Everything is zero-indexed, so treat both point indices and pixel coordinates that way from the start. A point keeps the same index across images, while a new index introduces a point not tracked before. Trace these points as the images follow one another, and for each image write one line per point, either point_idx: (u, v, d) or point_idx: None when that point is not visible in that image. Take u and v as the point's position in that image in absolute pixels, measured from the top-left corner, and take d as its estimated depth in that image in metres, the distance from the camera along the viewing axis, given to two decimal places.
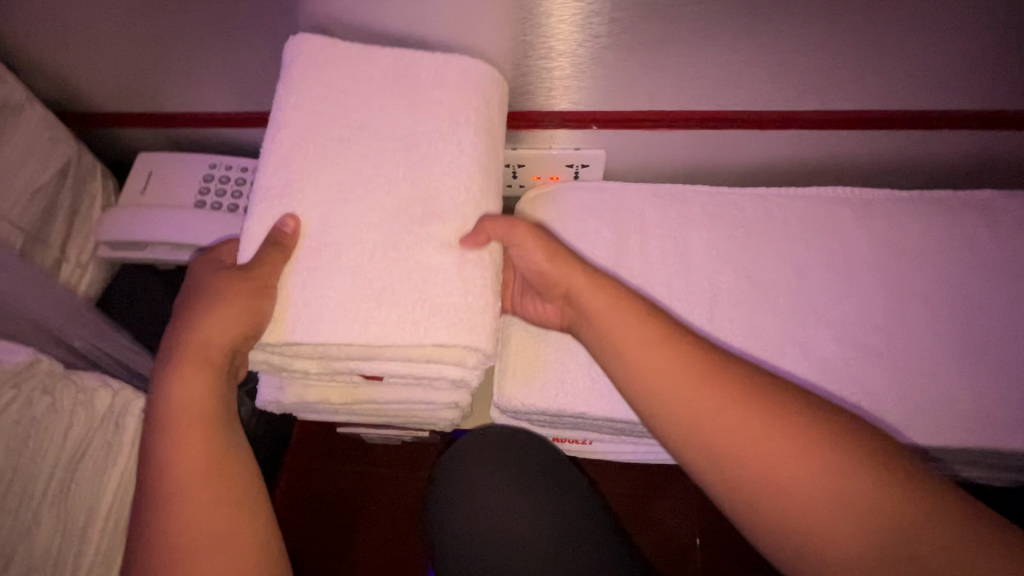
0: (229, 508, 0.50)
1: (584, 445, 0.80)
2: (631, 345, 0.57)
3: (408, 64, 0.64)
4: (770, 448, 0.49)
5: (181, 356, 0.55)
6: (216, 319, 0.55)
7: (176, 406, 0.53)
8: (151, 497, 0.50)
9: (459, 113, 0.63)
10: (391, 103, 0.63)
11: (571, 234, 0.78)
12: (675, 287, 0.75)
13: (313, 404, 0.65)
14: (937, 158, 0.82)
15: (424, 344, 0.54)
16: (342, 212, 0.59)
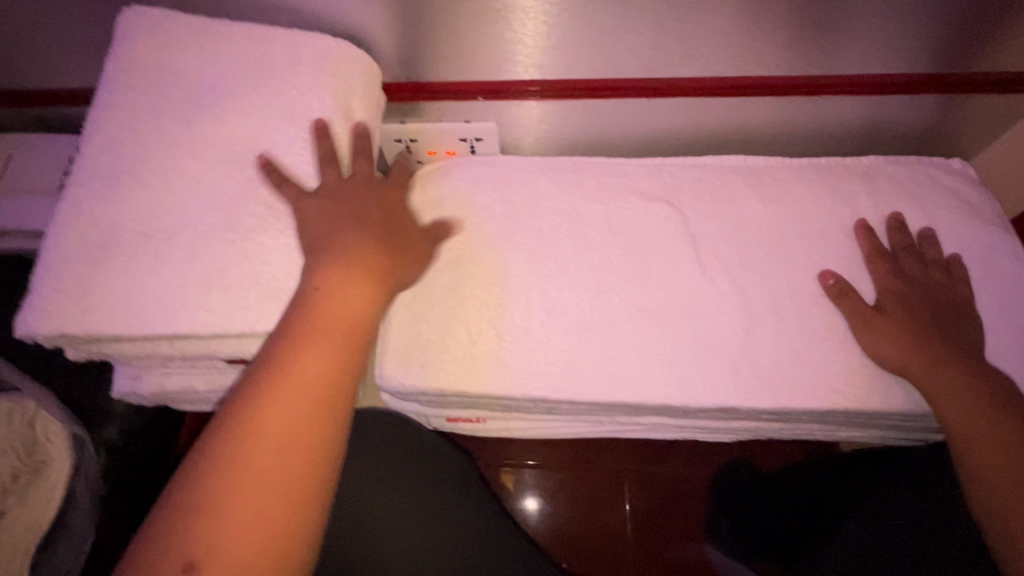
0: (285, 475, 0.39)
1: (478, 422, 0.73)
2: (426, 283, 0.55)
3: (257, 39, 0.60)
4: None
5: (290, 337, 0.45)
6: (326, 321, 0.46)
7: (269, 418, 0.40)
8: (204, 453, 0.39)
9: (309, 93, 0.59)
10: (232, 78, 0.59)
11: (458, 207, 0.72)
12: (565, 262, 0.68)
13: (179, 395, 0.61)
14: (833, 128, 0.81)
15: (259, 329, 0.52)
16: (178, 195, 0.55)
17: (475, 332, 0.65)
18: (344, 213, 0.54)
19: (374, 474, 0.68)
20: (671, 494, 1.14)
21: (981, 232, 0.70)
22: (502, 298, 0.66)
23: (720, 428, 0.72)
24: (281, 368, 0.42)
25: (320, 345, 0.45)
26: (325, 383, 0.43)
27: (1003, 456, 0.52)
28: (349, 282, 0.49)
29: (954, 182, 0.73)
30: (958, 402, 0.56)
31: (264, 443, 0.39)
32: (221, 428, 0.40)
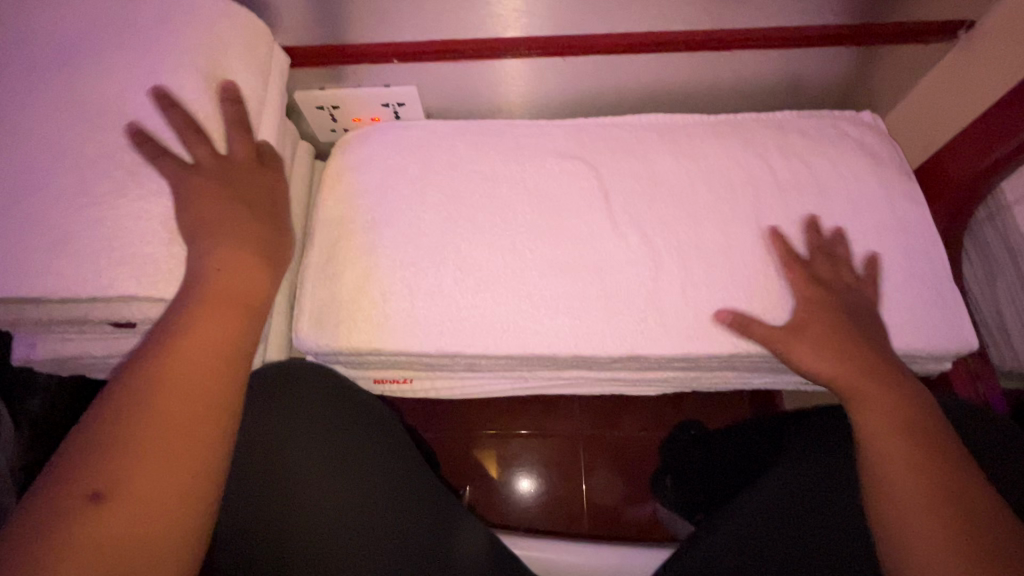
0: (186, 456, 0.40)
1: (405, 384, 0.75)
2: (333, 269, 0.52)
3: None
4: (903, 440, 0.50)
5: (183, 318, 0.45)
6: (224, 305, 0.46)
7: (168, 397, 0.40)
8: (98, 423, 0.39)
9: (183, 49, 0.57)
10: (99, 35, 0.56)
11: (376, 171, 0.73)
12: (479, 220, 0.70)
13: (79, 359, 0.61)
14: (750, 86, 0.82)
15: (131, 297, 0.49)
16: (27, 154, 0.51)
17: (390, 291, 0.65)
18: (237, 208, 0.52)
19: (304, 439, 0.65)
20: (623, 456, 1.17)
21: (882, 179, 0.72)
22: (416, 257, 0.67)
23: (639, 379, 0.74)
24: (176, 342, 0.43)
25: (215, 324, 0.45)
26: (225, 357, 0.44)
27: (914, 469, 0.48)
28: (239, 276, 0.48)
29: (861, 136, 0.75)
30: (876, 400, 0.53)
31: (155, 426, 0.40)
32: (101, 416, 0.39)
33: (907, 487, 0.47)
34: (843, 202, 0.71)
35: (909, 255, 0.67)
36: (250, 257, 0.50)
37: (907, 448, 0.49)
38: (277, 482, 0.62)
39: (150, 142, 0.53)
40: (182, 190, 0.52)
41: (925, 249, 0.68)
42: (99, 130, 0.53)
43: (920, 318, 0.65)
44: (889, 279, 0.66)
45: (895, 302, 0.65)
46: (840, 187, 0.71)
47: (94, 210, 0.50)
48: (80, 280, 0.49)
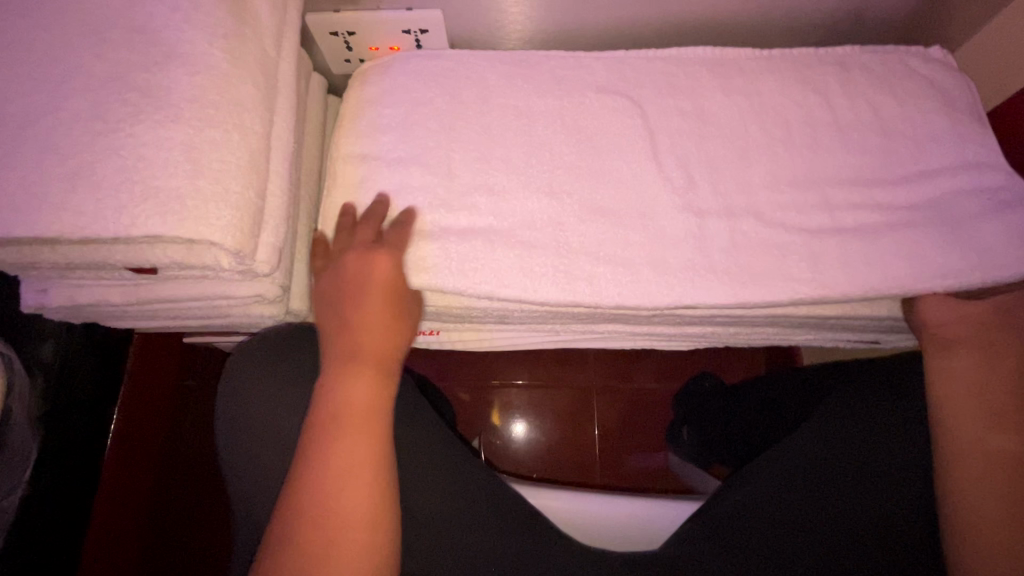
0: (356, 507, 0.47)
1: (433, 335, 0.72)
2: (375, 299, 0.56)
3: None
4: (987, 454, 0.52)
5: (325, 409, 0.51)
6: (350, 432, 0.49)
7: (344, 447, 0.49)
8: (319, 425, 0.50)
9: None
10: None
11: (401, 106, 0.67)
12: (514, 161, 0.64)
13: (96, 307, 0.57)
14: (811, 16, 0.74)
15: (133, 237, 0.42)
16: (23, 71, 0.45)
17: (421, 236, 0.61)
18: (372, 338, 0.55)
19: (304, 404, 0.60)
20: (637, 408, 1.17)
21: (953, 123, 0.66)
22: (448, 201, 0.63)
23: (676, 334, 0.72)
24: (333, 403, 0.51)
25: (357, 431, 0.50)
26: (373, 411, 0.51)
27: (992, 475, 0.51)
28: (358, 383, 0.52)
29: (929, 76, 0.69)
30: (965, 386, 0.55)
31: (339, 459, 0.48)
32: (320, 436, 0.49)
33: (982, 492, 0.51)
34: (907, 148, 0.65)
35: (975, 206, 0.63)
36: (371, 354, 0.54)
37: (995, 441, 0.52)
38: (287, 449, 0.58)
39: (160, 62, 0.46)
40: (332, 373, 0.53)
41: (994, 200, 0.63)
42: (101, 46, 0.46)
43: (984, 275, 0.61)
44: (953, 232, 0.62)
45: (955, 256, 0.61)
46: (905, 132, 0.66)
47: (99, 137, 0.43)
48: (90, 215, 0.41)
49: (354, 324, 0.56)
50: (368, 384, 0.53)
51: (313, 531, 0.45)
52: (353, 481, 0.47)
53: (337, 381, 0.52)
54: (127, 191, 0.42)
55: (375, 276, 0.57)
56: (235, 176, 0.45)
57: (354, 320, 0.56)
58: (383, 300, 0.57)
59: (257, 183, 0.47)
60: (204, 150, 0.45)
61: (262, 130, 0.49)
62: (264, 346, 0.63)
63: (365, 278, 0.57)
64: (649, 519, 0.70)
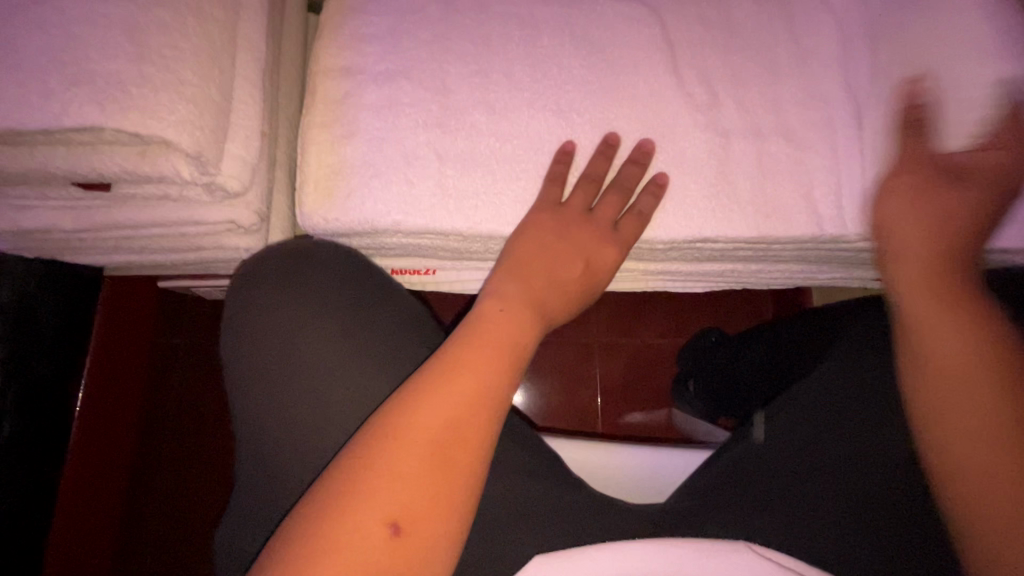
0: (450, 441, 0.41)
1: (428, 276, 0.66)
2: (541, 256, 0.53)
3: None
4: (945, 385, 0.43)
5: (464, 332, 0.46)
6: (485, 351, 0.45)
7: (466, 376, 0.43)
8: (454, 346, 0.45)
9: None
10: None
11: (388, 13, 0.59)
12: (517, 76, 0.57)
13: (47, 235, 0.50)
14: None
15: (66, 130, 0.35)
16: None
17: (413, 157, 0.54)
18: (540, 295, 0.51)
19: (304, 334, 0.54)
20: (641, 362, 1.12)
21: None
22: (443, 119, 0.55)
23: (692, 273, 0.66)
24: (468, 330, 0.46)
25: (484, 363, 0.44)
26: (504, 348, 0.46)
27: (994, 446, 0.40)
28: (507, 319, 0.48)
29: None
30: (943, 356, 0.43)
31: (460, 386, 0.42)
32: (446, 356, 0.44)
33: (976, 465, 0.41)
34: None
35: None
36: (525, 297, 0.50)
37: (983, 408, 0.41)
38: (300, 369, 0.53)
39: None
40: (483, 308, 0.49)
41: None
42: None
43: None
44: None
45: None
46: None
47: (24, 14, 0.36)
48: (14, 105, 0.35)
49: (538, 271, 0.52)
50: (524, 320, 0.49)
51: (398, 452, 0.40)
52: (463, 415, 0.41)
53: (488, 310, 0.48)
54: (58, 78, 0.35)
55: (584, 241, 0.54)
56: (190, 67, 0.38)
57: (525, 265, 0.52)
58: (547, 257, 0.53)
59: (218, 78, 0.40)
60: (153, 36, 0.38)
61: (225, 21, 0.42)
62: (260, 272, 0.56)
63: (572, 238, 0.54)
64: (660, 470, 0.66)
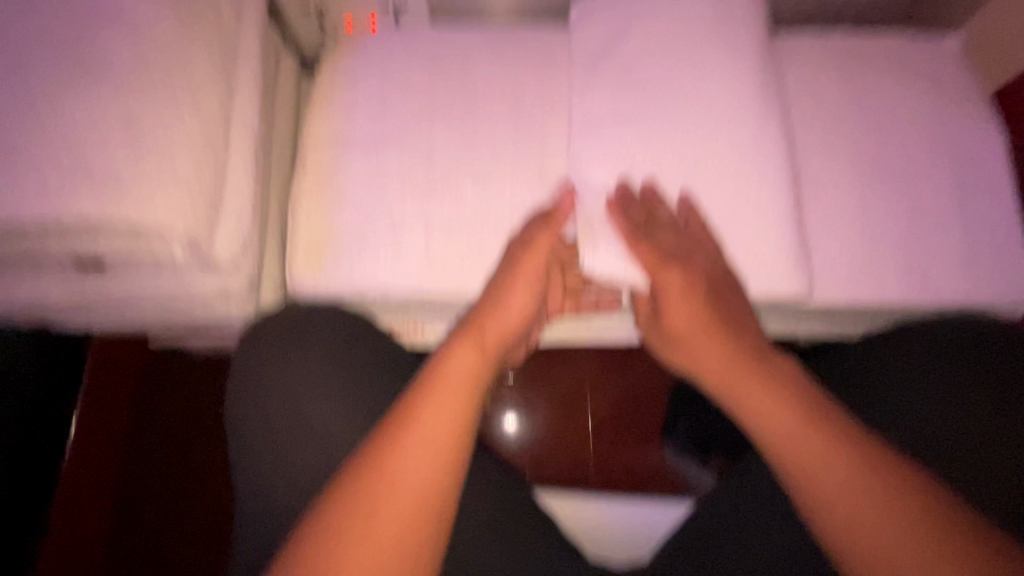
0: (387, 537, 0.34)
1: (418, 334, 0.67)
2: (507, 284, 0.46)
3: None
4: (817, 460, 0.37)
5: (405, 391, 0.38)
6: (444, 402, 0.37)
7: (410, 454, 0.35)
8: (388, 414, 0.37)
9: None
10: None
11: (378, 86, 0.62)
12: (500, 144, 0.60)
13: (44, 308, 0.51)
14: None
15: (67, 225, 0.37)
16: None
17: (399, 226, 0.56)
18: (504, 327, 0.44)
19: (308, 400, 0.50)
20: (631, 402, 1.12)
21: (948, 110, 0.64)
22: (429, 185, 0.57)
23: None
24: (409, 392, 0.38)
25: (432, 433, 0.36)
26: (468, 412, 0.38)
27: (871, 513, 0.35)
28: (452, 368, 0.39)
29: (925, 59, 0.67)
30: (783, 434, 0.39)
31: (403, 469, 0.35)
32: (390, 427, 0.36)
33: (840, 515, 0.36)
34: (903, 130, 0.63)
35: (975, 192, 0.61)
36: (473, 342, 0.41)
37: (839, 463, 0.36)
38: (298, 436, 0.49)
39: (102, 30, 0.41)
40: (425, 361, 0.40)
41: (991, 185, 0.62)
42: (33, 11, 0.40)
43: (984, 265, 0.59)
44: (951, 215, 0.60)
45: (953, 244, 0.59)
46: (899, 117, 0.64)
47: (31, 113, 0.38)
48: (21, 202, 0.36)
49: (491, 304, 0.44)
50: (472, 365, 0.39)
51: (303, 562, 0.33)
52: (397, 501, 0.34)
53: (430, 362, 0.40)
54: (63, 175, 0.37)
55: (533, 268, 0.46)
56: (185, 157, 0.40)
57: (481, 308, 0.43)
58: (523, 285, 0.46)
59: (213, 168, 0.42)
60: (150, 129, 0.40)
61: (219, 106, 0.44)
62: (263, 327, 0.52)
63: (523, 268, 0.46)
64: (649, 522, 0.66)
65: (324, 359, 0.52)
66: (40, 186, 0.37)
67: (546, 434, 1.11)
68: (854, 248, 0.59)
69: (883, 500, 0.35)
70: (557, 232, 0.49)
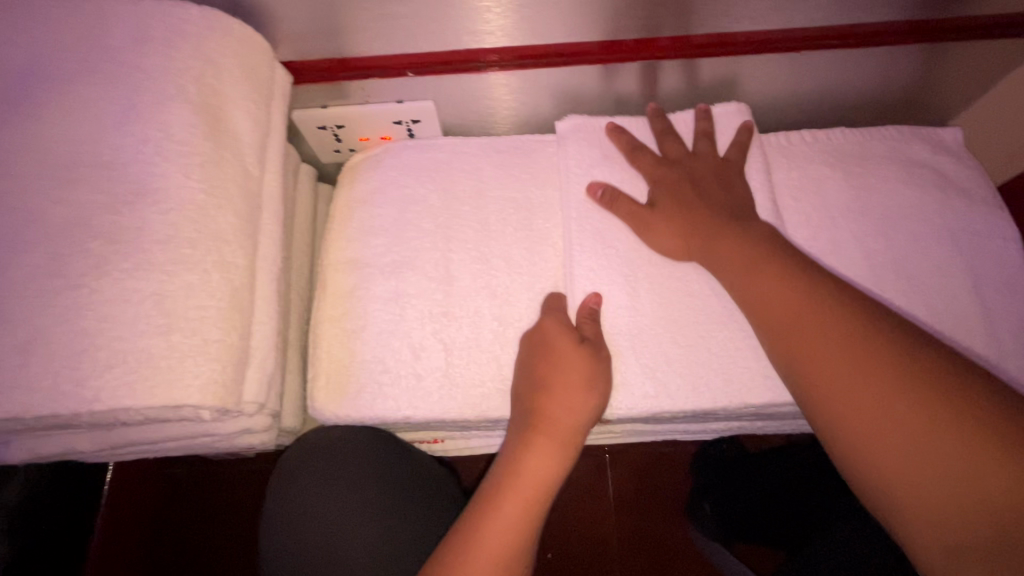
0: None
1: (437, 443, 0.66)
2: (560, 381, 0.51)
3: (89, 11, 0.45)
4: (807, 323, 0.44)
5: (497, 478, 0.49)
6: (510, 508, 0.46)
7: (491, 525, 0.45)
8: (477, 499, 0.48)
9: (168, 80, 0.45)
10: (61, 60, 0.44)
11: (393, 204, 0.63)
12: (516, 261, 0.61)
13: (64, 456, 0.50)
14: (816, 92, 0.72)
15: (96, 409, 0.37)
16: None
17: (419, 351, 0.57)
18: (576, 399, 0.51)
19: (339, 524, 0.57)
20: (650, 478, 1.10)
21: (956, 204, 0.65)
22: (447, 306, 0.58)
23: (698, 427, 0.66)
24: (495, 481, 0.49)
25: (510, 510, 0.46)
26: (533, 492, 0.48)
27: (899, 406, 0.39)
28: (527, 459, 0.49)
29: (929, 154, 0.68)
30: (806, 351, 0.44)
31: (491, 541, 0.45)
32: (476, 509, 0.47)
33: (856, 411, 0.40)
34: (914, 229, 0.64)
35: (991, 288, 0.61)
36: (547, 440, 0.50)
37: (832, 342, 0.43)
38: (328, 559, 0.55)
39: (128, 202, 0.41)
40: (506, 453, 0.50)
41: (1010, 281, 0.62)
42: (61, 188, 0.41)
43: (1011, 363, 0.59)
44: (973, 314, 0.60)
45: (977, 345, 0.59)
46: (909, 214, 0.64)
47: (58, 296, 0.38)
48: (48, 389, 0.36)
49: (547, 394, 0.51)
50: (547, 457, 0.49)
51: None
52: (478, 565, 0.43)
53: (508, 456, 0.50)
54: (90, 360, 0.37)
55: (576, 371, 0.51)
56: (212, 324, 0.41)
57: (539, 389, 0.51)
58: (577, 375, 0.51)
59: (239, 327, 0.43)
60: (179, 300, 0.40)
61: (245, 261, 0.45)
62: (302, 451, 0.60)
63: (566, 369, 0.51)
64: None
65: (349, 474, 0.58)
66: (66, 372, 0.37)
67: (567, 514, 1.07)
68: None
69: (929, 424, 0.37)
70: (576, 331, 0.54)
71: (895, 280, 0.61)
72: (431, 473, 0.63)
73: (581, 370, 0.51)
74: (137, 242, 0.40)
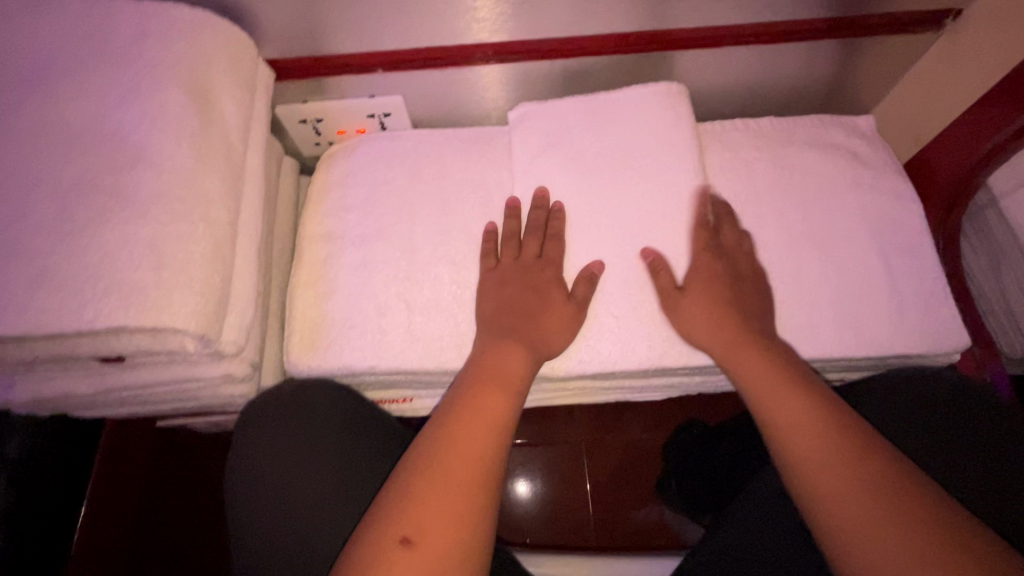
0: (462, 464, 0.47)
1: (406, 403, 0.72)
2: (520, 296, 0.60)
3: (98, 11, 0.54)
4: (795, 414, 0.49)
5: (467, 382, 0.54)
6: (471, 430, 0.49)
7: (467, 418, 0.50)
8: (449, 397, 0.53)
9: (163, 66, 0.52)
10: (73, 49, 0.52)
11: (365, 183, 0.71)
12: (474, 231, 0.68)
13: (64, 399, 0.56)
14: (745, 84, 0.81)
15: (98, 329, 0.44)
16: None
17: (385, 308, 0.63)
18: (535, 304, 0.59)
19: (305, 441, 0.62)
20: (633, 466, 1.08)
21: (868, 179, 0.73)
22: (410, 272, 0.65)
23: (646, 387, 0.71)
24: (470, 380, 0.54)
25: (489, 406, 0.51)
26: (501, 392, 0.53)
27: (864, 497, 0.44)
28: (497, 361, 0.55)
29: (844, 137, 0.76)
30: (792, 427, 0.49)
31: (470, 429, 0.49)
32: (452, 404, 0.52)
33: (833, 496, 0.44)
34: (831, 201, 0.71)
35: (898, 250, 0.69)
36: (508, 346, 0.57)
37: (816, 432, 0.48)
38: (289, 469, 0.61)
39: (127, 164, 0.49)
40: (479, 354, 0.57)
41: (914, 244, 0.69)
42: (70, 153, 0.48)
43: (914, 314, 0.66)
44: (881, 273, 0.67)
45: (885, 299, 0.66)
46: (826, 188, 0.72)
47: (67, 239, 0.45)
48: (58, 313, 0.43)
49: (513, 311, 0.59)
50: (512, 364, 0.55)
51: (398, 488, 0.46)
52: (463, 444, 0.48)
53: (477, 361, 0.56)
54: (93, 290, 0.44)
55: (531, 284, 0.61)
56: (196, 265, 0.47)
57: (508, 304, 0.60)
58: (528, 280, 0.61)
59: (220, 271, 0.49)
60: (169, 243, 0.47)
61: (227, 219, 0.52)
62: (277, 392, 0.64)
63: (523, 283, 0.61)
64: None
65: (317, 415, 0.63)
66: (72, 300, 0.43)
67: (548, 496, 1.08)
68: (797, 306, 0.66)
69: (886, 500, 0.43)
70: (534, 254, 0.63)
71: (811, 244, 0.69)
72: (399, 428, 0.68)
73: (530, 279, 0.61)
74: (134, 197, 0.47)
